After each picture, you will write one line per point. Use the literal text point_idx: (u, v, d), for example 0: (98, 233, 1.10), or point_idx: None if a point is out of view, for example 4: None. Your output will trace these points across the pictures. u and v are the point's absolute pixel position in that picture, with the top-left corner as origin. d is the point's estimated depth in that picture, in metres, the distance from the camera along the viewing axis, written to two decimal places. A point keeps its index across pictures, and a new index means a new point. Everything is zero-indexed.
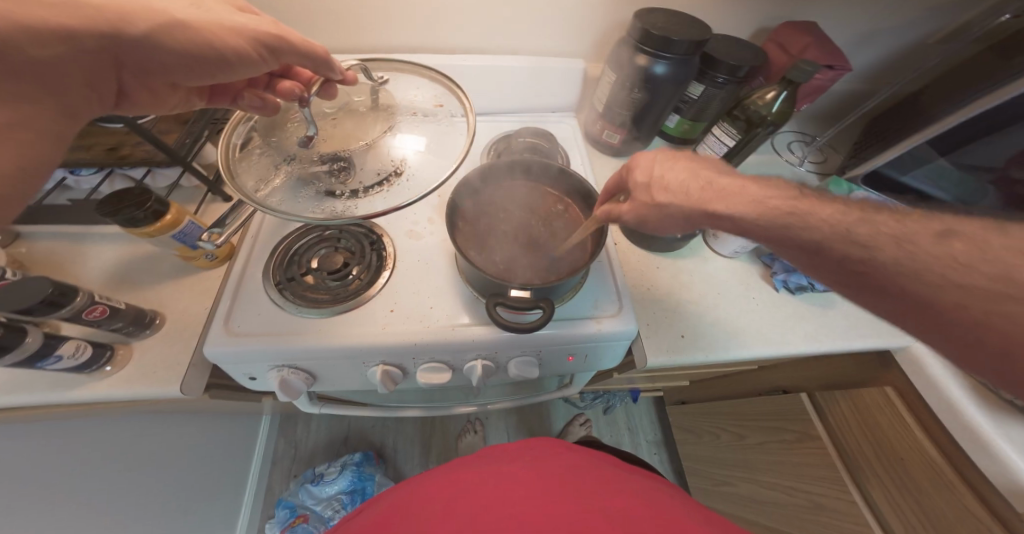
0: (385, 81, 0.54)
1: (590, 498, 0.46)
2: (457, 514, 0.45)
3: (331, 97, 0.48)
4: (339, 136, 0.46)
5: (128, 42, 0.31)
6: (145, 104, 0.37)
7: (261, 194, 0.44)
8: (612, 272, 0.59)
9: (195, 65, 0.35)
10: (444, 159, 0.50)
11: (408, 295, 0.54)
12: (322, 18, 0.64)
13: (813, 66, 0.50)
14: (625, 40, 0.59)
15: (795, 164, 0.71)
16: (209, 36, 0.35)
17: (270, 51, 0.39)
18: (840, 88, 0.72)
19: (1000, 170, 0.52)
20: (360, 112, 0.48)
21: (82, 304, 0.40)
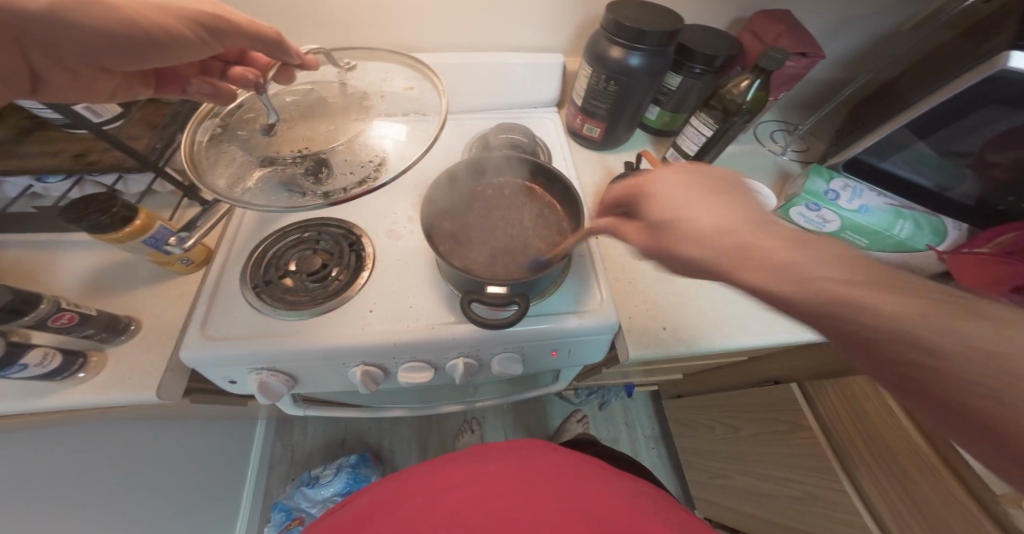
0: (352, 68, 0.55)
1: (572, 498, 0.46)
2: (434, 515, 0.44)
3: (287, 81, 0.50)
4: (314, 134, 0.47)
5: (31, 21, 0.31)
6: (67, 88, 0.37)
7: (236, 189, 0.44)
8: (593, 267, 0.58)
9: (119, 46, 0.35)
10: (419, 143, 0.50)
11: (387, 295, 0.53)
12: (297, 19, 0.63)
13: (784, 53, 0.50)
14: (599, 34, 0.59)
15: (777, 154, 0.70)
16: (132, 13, 0.34)
17: (209, 31, 0.39)
18: (819, 76, 0.72)
19: (976, 155, 0.52)
20: (332, 108, 0.50)
21: (48, 311, 0.40)
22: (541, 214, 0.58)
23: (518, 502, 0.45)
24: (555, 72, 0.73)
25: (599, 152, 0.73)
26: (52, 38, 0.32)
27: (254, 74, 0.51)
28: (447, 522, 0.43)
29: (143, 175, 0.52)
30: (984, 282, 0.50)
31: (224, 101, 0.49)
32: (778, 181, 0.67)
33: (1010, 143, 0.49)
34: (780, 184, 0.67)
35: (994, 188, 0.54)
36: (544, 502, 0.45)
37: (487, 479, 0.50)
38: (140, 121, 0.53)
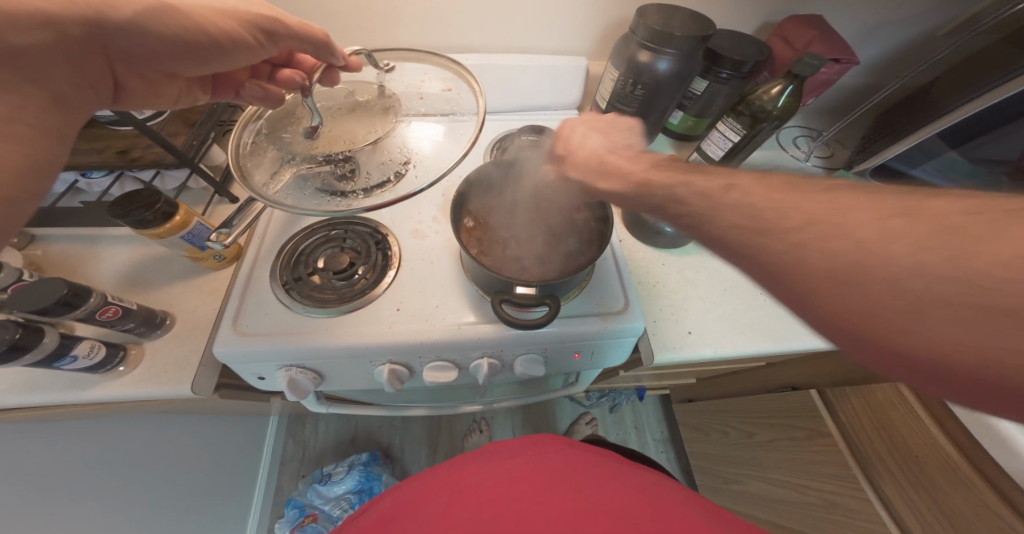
0: (391, 69, 0.55)
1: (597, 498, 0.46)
2: (458, 514, 0.45)
3: (332, 82, 0.49)
4: (339, 132, 0.46)
5: (111, 29, 0.32)
6: (141, 96, 0.39)
7: (271, 189, 0.45)
8: (617, 272, 0.58)
9: (187, 50, 0.37)
10: (451, 145, 0.51)
11: (414, 295, 0.54)
12: (328, 18, 0.64)
13: (818, 59, 0.50)
14: (628, 37, 0.59)
15: (801, 160, 0.70)
16: (199, 20, 0.37)
17: (267, 35, 0.42)
18: (847, 82, 0.72)
19: (1015, 162, 0.51)
20: (372, 111, 0.49)
21: (96, 304, 0.41)
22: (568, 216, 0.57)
23: (543, 498, 0.45)
24: (582, 75, 0.74)
25: None
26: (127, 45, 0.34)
27: (301, 77, 0.52)
28: (474, 519, 0.43)
29: (180, 171, 0.53)
30: None
31: (273, 105, 0.49)
32: None
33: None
34: None
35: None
36: (571, 499, 0.45)
37: (510, 477, 0.50)
38: (178, 119, 0.54)
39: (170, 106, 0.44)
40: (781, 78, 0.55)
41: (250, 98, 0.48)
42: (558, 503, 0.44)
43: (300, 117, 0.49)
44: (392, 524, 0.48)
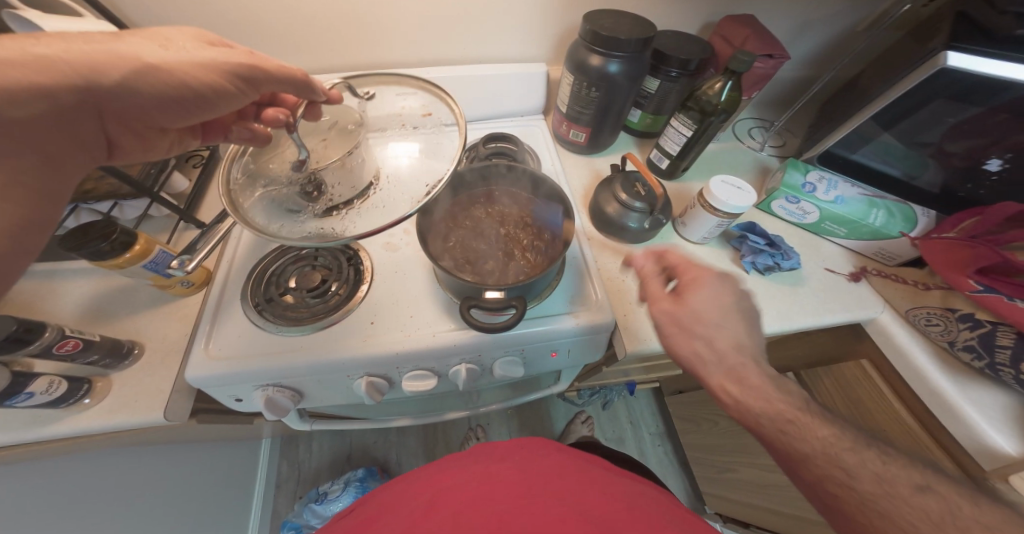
0: (370, 97, 0.56)
1: (573, 500, 0.47)
2: (438, 512, 0.46)
3: (316, 117, 0.49)
4: (323, 155, 0.48)
5: (101, 92, 0.34)
6: (134, 149, 0.40)
7: (262, 223, 0.45)
8: (587, 272, 0.60)
9: (170, 104, 0.37)
10: (437, 161, 0.52)
11: (387, 306, 0.55)
12: (278, 45, 0.65)
13: (751, 56, 0.53)
14: (579, 43, 0.61)
15: (756, 150, 0.73)
16: (181, 75, 0.36)
17: (246, 81, 0.40)
18: (787, 75, 0.75)
19: (936, 144, 0.54)
20: (347, 131, 0.50)
21: (52, 339, 0.42)
22: (539, 220, 0.58)
23: (521, 501, 0.46)
24: (539, 81, 0.76)
25: (588, 155, 0.75)
26: (116, 104, 0.35)
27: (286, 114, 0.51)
28: (454, 520, 0.45)
29: (138, 200, 0.53)
30: (951, 265, 0.51)
31: (260, 144, 0.50)
32: (757, 175, 0.70)
33: (962, 133, 0.52)
34: (761, 179, 0.70)
35: (956, 175, 0.55)
36: (549, 501, 0.46)
37: (491, 479, 0.51)
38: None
39: (165, 154, 0.45)
40: (722, 75, 0.57)
41: (237, 139, 0.49)
42: (537, 507, 0.45)
43: (285, 148, 0.50)
44: (376, 523, 0.49)
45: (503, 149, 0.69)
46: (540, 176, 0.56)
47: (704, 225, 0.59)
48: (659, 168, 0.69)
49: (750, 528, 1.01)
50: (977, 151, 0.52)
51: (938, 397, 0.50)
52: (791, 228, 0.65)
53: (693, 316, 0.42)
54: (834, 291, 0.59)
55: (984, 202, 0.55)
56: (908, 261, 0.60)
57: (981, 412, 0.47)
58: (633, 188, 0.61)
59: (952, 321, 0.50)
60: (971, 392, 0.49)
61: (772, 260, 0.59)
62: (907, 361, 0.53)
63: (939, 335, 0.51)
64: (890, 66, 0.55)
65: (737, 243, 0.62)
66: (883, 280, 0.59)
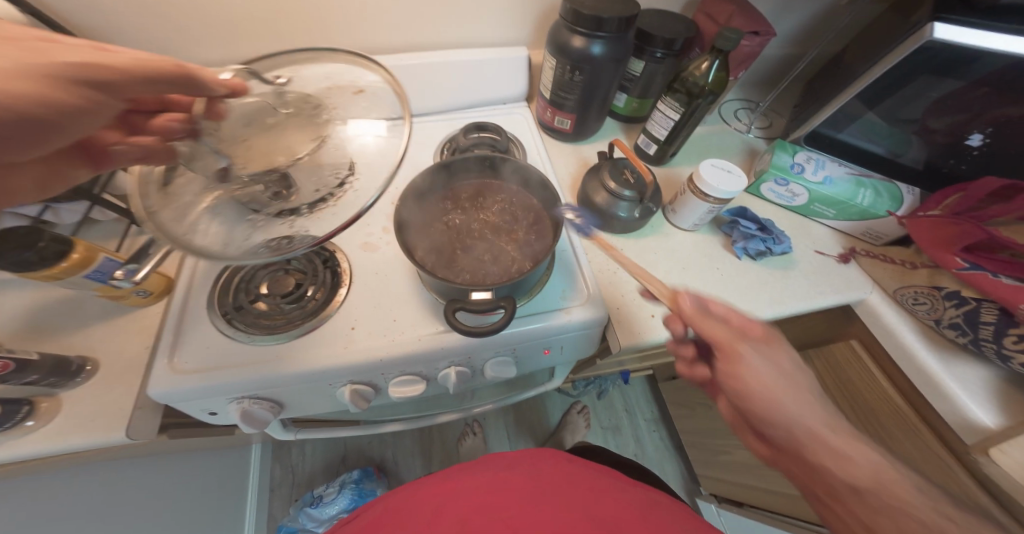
0: (283, 80, 0.50)
1: (583, 505, 0.47)
2: (447, 518, 0.45)
3: (222, 115, 0.44)
4: (260, 156, 0.43)
5: None
6: None
7: (189, 235, 0.40)
8: (578, 264, 0.59)
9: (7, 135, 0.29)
10: (399, 139, 0.49)
11: (367, 310, 0.52)
12: (239, 33, 0.59)
13: (738, 33, 0.50)
14: (561, 23, 0.59)
15: (743, 132, 0.72)
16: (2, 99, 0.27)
17: (96, 86, 0.32)
18: (773, 54, 0.73)
19: (919, 121, 0.53)
20: (288, 119, 0.46)
21: None
22: (525, 209, 0.57)
23: (528, 509, 0.45)
24: (519, 65, 0.72)
25: (574, 143, 0.73)
26: None
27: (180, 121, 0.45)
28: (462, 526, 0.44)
29: (75, 204, 0.49)
30: (937, 243, 0.51)
31: (159, 160, 0.44)
32: (745, 157, 0.69)
33: (946, 108, 0.51)
34: (749, 161, 0.69)
35: (939, 151, 0.54)
36: (558, 509, 0.46)
37: (497, 484, 0.50)
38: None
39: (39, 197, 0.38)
40: (709, 54, 0.55)
41: (127, 159, 0.42)
42: (545, 515, 0.44)
43: (200, 153, 0.44)
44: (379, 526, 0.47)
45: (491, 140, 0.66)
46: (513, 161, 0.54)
47: (696, 211, 0.58)
48: (646, 153, 0.67)
49: (745, 507, 1.03)
50: (958, 126, 0.51)
51: (925, 374, 0.49)
52: (780, 211, 0.64)
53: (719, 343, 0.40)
54: (823, 273, 0.58)
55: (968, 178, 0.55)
56: (895, 239, 0.59)
57: (964, 387, 0.47)
58: (621, 175, 0.59)
59: (939, 299, 0.50)
60: (957, 369, 0.49)
61: (763, 245, 0.58)
62: (895, 340, 0.52)
63: (926, 313, 0.51)
64: (874, 40, 0.53)
65: (728, 229, 0.60)
66: (871, 260, 0.59)
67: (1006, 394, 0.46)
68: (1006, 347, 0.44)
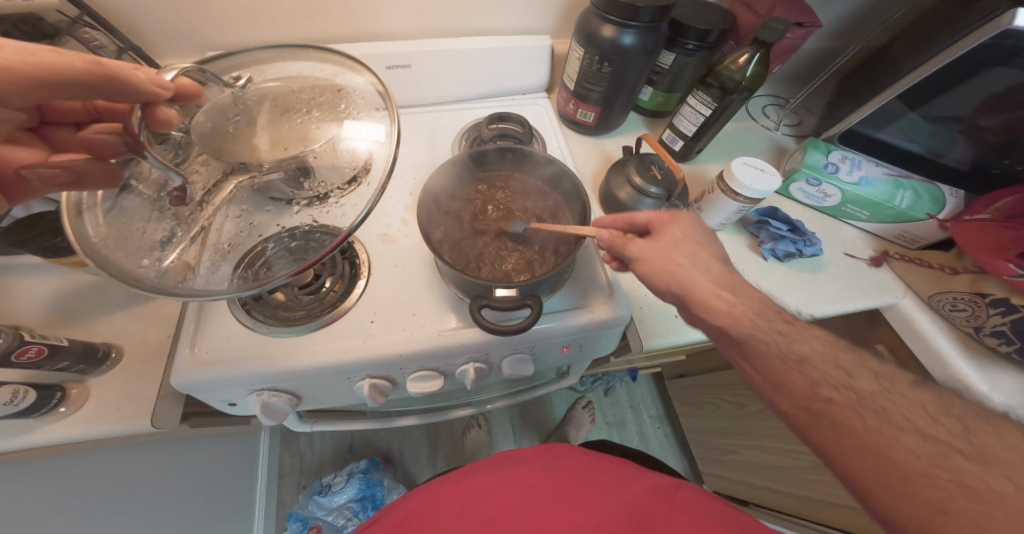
0: (240, 79, 0.45)
1: (609, 500, 0.48)
2: (472, 520, 0.46)
3: (163, 124, 0.38)
4: (288, 138, 0.42)
5: None
6: None
7: (170, 267, 0.37)
8: (598, 261, 0.57)
9: None
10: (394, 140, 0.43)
11: (387, 303, 0.51)
12: (261, 15, 0.57)
13: (784, 24, 0.48)
14: (592, 11, 0.57)
15: (771, 129, 0.70)
16: None
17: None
18: (806, 48, 0.70)
19: (969, 119, 0.50)
20: (292, 113, 0.44)
21: (9, 346, 0.36)
22: (550, 199, 0.56)
23: (558, 509, 0.47)
24: (543, 55, 0.70)
25: (595, 137, 0.72)
26: None
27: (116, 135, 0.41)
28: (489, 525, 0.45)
29: None
30: (987, 248, 0.49)
31: (100, 184, 0.37)
32: (773, 155, 0.67)
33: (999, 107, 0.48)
34: (777, 159, 0.67)
35: (987, 152, 0.52)
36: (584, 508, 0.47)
37: (523, 483, 0.51)
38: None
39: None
40: (748, 47, 0.53)
41: (51, 186, 0.35)
42: (574, 513, 0.46)
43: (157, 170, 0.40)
44: (413, 525, 0.49)
45: (504, 130, 0.64)
46: (528, 152, 0.53)
47: (726, 210, 0.56)
48: (672, 149, 0.65)
49: (750, 506, 1.03)
50: (1011, 127, 0.49)
51: (960, 383, 0.47)
52: (809, 211, 0.62)
53: None
54: (854, 276, 0.57)
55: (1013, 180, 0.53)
56: (933, 244, 0.57)
57: (1002, 397, 0.46)
58: (648, 170, 0.58)
59: (981, 306, 0.48)
60: (993, 378, 0.47)
61: (794, 247, 0.56)
62: (928, 346, 0.50)
63: (965, 320, 0.49)
64: (929, 36, 0.51)
65: (755, 229, 0.59)
66: (906, 264, 0.57)
67: None
68: None
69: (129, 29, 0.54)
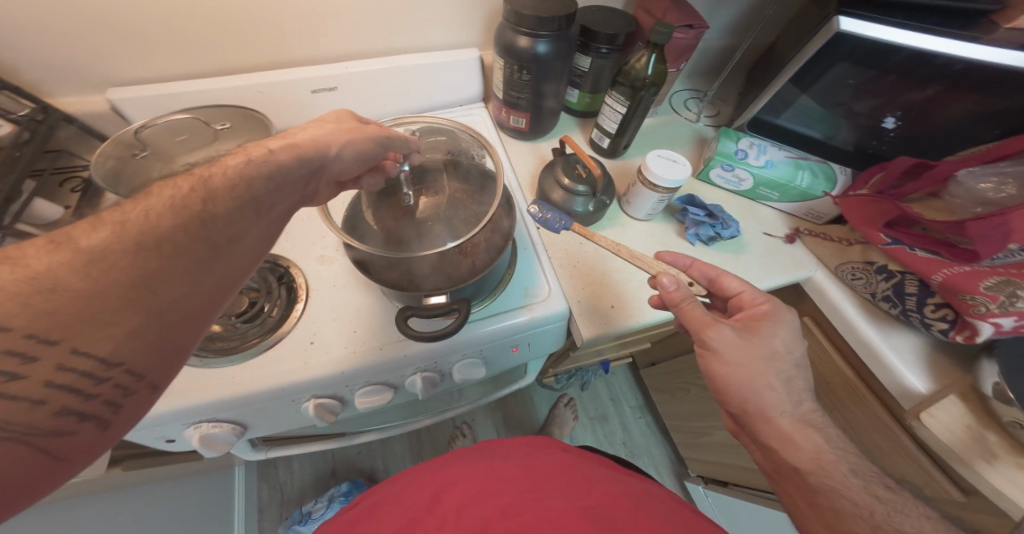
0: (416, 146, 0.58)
1: (558, 496, 0.49)
2: (433, 511, 0.49)
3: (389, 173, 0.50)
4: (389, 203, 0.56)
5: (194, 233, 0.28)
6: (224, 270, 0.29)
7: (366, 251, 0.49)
8: (537, 261, 0.59)
9: (256, 203, 0.32)
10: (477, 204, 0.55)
11: (327, 323, 0.52)
12: (174, 49, 0.58)
13: (669, 26, 0.52)
14: (505, 24, 0.60)
15: (692, 121, 0.74)
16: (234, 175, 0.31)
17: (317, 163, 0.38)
18: (714, 45, 0.75)
19: (847, 103, 0.56)
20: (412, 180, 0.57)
21: None
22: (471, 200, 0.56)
23: (527, 496, 0.49)
24: (468, 66, 0.72)
25: (531, 141, 0.74)
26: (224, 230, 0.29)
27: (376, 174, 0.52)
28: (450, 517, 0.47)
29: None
30: (866, 222, 0.53)
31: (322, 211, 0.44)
32: (695, 146, 0.71)
33: (868, 91, 0.54)
34: (698, 149, 0.71)
35: (864, 134, 0.58)
36: (538, 497, 0.49)
37: (490, 475, 0.54)
38: None
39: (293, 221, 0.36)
40: (646, 48, 0.57)
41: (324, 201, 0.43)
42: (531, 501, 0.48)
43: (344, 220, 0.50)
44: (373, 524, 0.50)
45: (428, 125, 0.61)
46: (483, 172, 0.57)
47: (649, 202, 0.59)
48: (600, 147, 0.69)
49: (728, 486, 1.06)
50: (879, 108, 0.55)
51: (866, 346, 0.51)
52: (728, 196, 0.66)
53: None
54: (771, 253, 0.60)
55: (888, 157, 0.58)
56: (834, 218, 0.62)
57: (901, 356, 0.49)
58: (575, 170, 0.61)
59: (872, 274, 0.52)
60: (894, 338, 0.51)
61: (713, 231, 0.60)
62: (838, 315, 0.54)
63: (863, 288, 0.53)
64: (802, 29, 0.56)
65: (681, 216, 0.62)
66: (815, 239, 0.61)
67: (935, 361, 0.49)
68: (925, 315, 0.47)
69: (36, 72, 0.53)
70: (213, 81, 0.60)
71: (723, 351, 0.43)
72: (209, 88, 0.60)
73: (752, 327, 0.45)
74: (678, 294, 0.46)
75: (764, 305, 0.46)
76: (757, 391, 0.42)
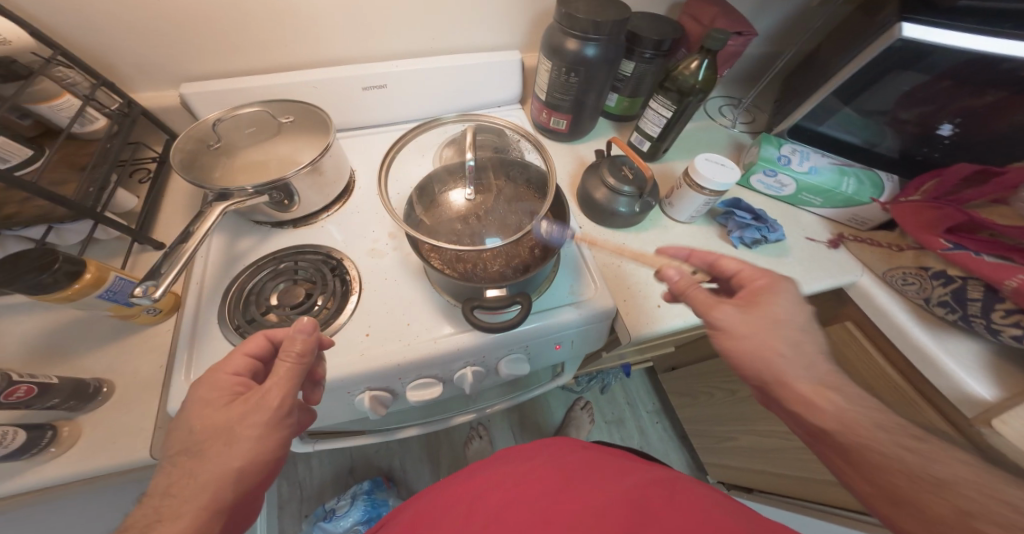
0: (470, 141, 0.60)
1: (606, 493, 0.49)
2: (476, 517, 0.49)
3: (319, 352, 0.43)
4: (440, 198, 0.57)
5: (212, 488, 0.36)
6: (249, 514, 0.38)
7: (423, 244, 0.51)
8: (583, 261, 0.60)
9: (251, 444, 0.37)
10: (528, 202, 0.55)
11: (381, 314, 0.52)
12: (233, 47, 0.59)
13: (725, 33, 0.54)
14: (556, 27, 0.61)
15: (728, 127, 0.75)
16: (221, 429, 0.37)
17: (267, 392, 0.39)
18: (755, 52, 0.76)
19: (892, 112, 0.58)
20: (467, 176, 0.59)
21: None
22: (522, 200, 0.56)
23: (566, 497, 0.49)
24: (513, 69, 0.73)
25: (569, 143, 0.75)
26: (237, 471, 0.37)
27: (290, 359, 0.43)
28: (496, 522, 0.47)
29: (81, 223, 0.49)
30: (922, 227, 0.54)
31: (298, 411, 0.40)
32: (733, 152, 0.72)
33: (915, 100, 0.56)
34: (737, 155, 0.71)
35: (914, 140, 0.58)
36: (585, 496, 0.49)
37: (527, 478, 0.54)
38: (61, 161, 0.49)
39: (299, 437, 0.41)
40: (697, 54, 0.58)
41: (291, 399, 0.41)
42: (579, 500, 0.48)
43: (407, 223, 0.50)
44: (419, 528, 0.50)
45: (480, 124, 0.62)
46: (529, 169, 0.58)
47: (692, 205, 0.60)
48: (640, 150, 0.69)
49: (753, 493, 1.05)
50: (928, 116, 0.56)
51: (919, 350, 0.51)
52: (769, 201, 0.66)
53: (752, 340, 0.43)
54: (817, 257, 0.61)
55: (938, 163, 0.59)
56: (879, 225, 0.62)
57: (957, 360, 0.49)
58: (621, 171, 0.61)
59: (926, 279, 0.52)
60: (946, 342, 0.51)
61: (759, 234, 0.60)
62: (889, 320, 0.54)
63: (915, 293, 0.53)
64: (846, 39, 0.57)
65: (722, 220, 0.63)
66: (860, 245, 0.61)
67: (993, 365, 0.49)
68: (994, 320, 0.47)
69: (108, 68, 0.55)
70: (270, 78, 0.61)
71: (764, 333, 0.43)
72: (264, 85, 0.61)
73: (753, 302, 0.45)
74: (684, 282, 0.45)
75: (763, 280, 0.46)
76: (807, 371, 0.42)
